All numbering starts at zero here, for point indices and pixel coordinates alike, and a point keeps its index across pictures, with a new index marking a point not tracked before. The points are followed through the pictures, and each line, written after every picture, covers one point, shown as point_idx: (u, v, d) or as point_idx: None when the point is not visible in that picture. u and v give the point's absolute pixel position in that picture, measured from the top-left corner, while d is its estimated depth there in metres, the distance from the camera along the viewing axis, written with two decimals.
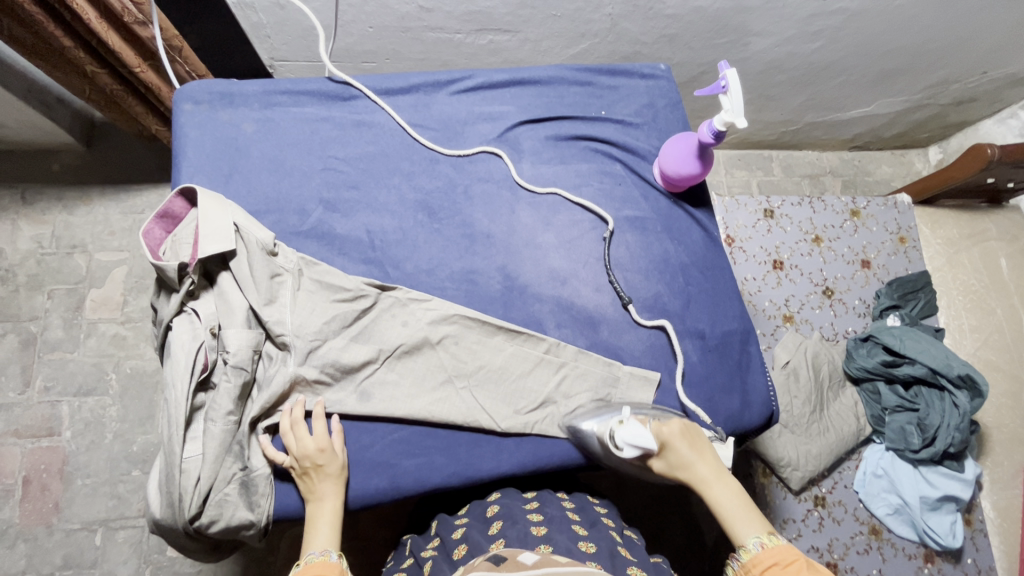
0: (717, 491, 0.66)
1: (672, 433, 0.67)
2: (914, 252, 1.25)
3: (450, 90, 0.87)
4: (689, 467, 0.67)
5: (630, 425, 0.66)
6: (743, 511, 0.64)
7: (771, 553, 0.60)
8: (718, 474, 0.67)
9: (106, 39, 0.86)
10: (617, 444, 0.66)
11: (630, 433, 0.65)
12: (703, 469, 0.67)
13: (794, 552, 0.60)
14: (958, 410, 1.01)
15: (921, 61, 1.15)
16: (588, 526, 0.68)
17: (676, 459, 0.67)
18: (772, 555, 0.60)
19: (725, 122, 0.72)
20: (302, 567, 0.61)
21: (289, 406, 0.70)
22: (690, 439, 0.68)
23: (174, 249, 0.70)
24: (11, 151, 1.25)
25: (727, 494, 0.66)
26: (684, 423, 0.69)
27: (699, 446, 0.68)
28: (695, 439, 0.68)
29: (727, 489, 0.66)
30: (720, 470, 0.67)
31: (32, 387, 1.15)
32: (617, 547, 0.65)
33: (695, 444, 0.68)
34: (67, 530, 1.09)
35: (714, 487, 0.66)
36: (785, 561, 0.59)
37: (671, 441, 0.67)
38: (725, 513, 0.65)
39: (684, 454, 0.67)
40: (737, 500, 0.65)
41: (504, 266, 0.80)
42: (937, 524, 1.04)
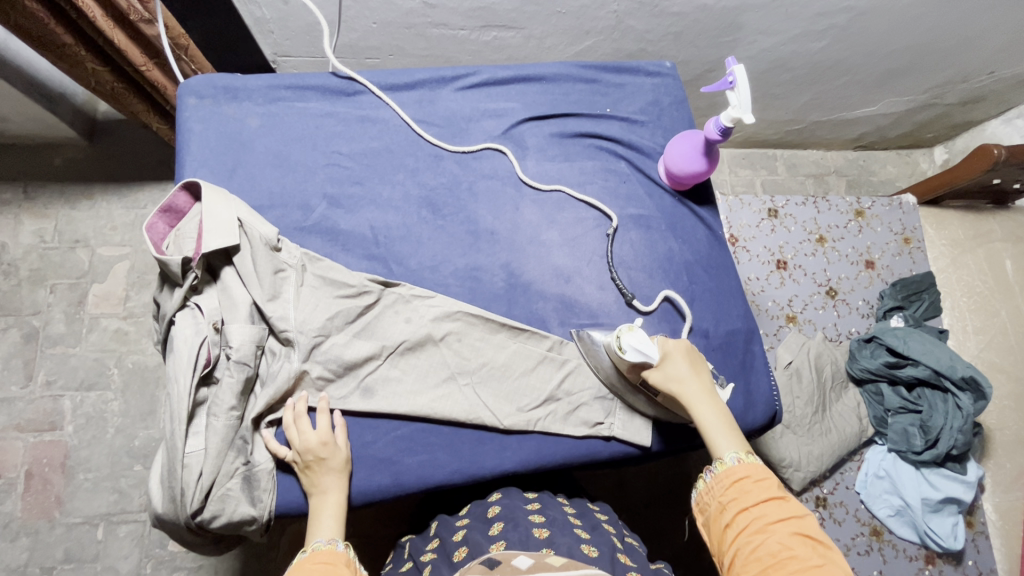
0: (703, 407, 0.67)
1: (674, 348, 0.70)
2: (919, 253, 1.25)
3: (454, 86, 0.87)
4: (682, 382, 0.68)
5: (636, 332, 0.70)
6: (726, 430, 0.66)
7: (746, 467, 0.62)
8: (708, 393, 0.68)
9: (112, 37, 0.85)
10: (621, 347, 0.70)
11: (635, 338, 0.69)
12: (695, 385, 0.68)
13: (765, 471, 0.62)
14: (961, 412, 1.01)
15: (927, 61, 1.14)
16: (590, 529, 0.68)
17: (672, 372, 0.69)
18: (745, 469, 0.62)
19: (732, 118, 0.72)
20: (309, 554, 0.62)
21: (293, 401, 0.69)
22: (690, 360, 0.70)
23: (177, 243, 0.70)
24: (12, 145, 1.24)
25: (712, 412, 0.67)
26: (690, 348, 0.71)
27: (698, 369, 0.70)
28: (695, 362, 0.70)
29: (713, 409, 0.67)
30: (712, 392, 0.68)
31: (34, 381, 1.15)
32: (618, 553, 0.64)
33: (694, 365, 0.70)
34: (68, 524, 1.09)
35: (701, 404, 0.67)
36: (756, 477, 0.61)
37: (672, 354, 0.70)
38: (708, 428, 0.66)
39: (681, 369, 0.69)
40: (721, 417, 0.66)
41: (507, 263, 0.80)
42: (938, 526, 1.04)
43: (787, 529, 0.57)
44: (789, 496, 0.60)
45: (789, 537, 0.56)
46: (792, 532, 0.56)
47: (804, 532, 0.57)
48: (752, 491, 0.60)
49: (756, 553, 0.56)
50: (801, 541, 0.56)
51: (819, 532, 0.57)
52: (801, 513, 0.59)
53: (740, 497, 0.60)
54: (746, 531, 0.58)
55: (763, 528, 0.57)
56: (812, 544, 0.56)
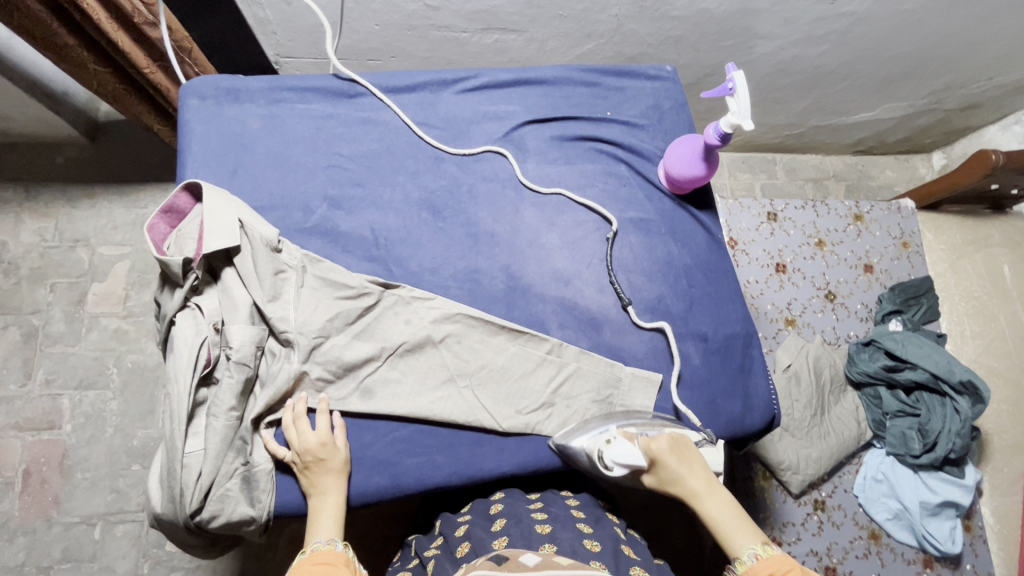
0: (708, 504, 0.63)
1: (661, 449, 0.65)
2: (917, 258, 1.25)
3: (456, 89, 0.87)
4: (679, 482, 0.65)
5: (617, 446, 0.65)
6: (739, 524, 0.62)
7: (767, 565, 0.58)
8: (710, 485, 0.64)
9: (116, 39, 0.85)
10: (606, 463, 0.66)
11: (618, 451, 0.65)
12: (694, 482, 0.64)
13: (790, 562, 0.58)
14: (959, 416, 1.01)
15: (927, 67, 1.15)
16: (592, 523, 0.68)
17: (665, 474, 0.65)
18: (767, 566, 0.57)
19: (731, 124, 0.72)
20: (308, 554, 0.62)
21: (292, 402, 0.70)
22: (679, 452, 0.66)
23: (178, 244, 0.70)
24: (14, 143, 1.25)
25: (719, 506, 0.63)
26: (677, 437, 0.67)
27: (690, 459, 0.66)
28: (685, 452, 0.66)
29: (720, 502, 0.63)
30: (713, 483, 0.65)
31: (34, 379, 1.15)
32: (621, 546, 0.65)
33: (685, 457, 0.65)
34: (66, 523, 1.09)
35: (706, 501, 0.64)
36: (782, 571, 0.57)
37: (660, 456, 0.65)
38: (718, 525, 0.62)
39: (674, 469, 0.65)
40: (730, 511, 0.63)
41: (507, 266, 0.80)
42: (936, 530, 1.04)
43: None
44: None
45: None
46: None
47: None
48: None
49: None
50: None
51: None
52: None
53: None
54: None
55: None
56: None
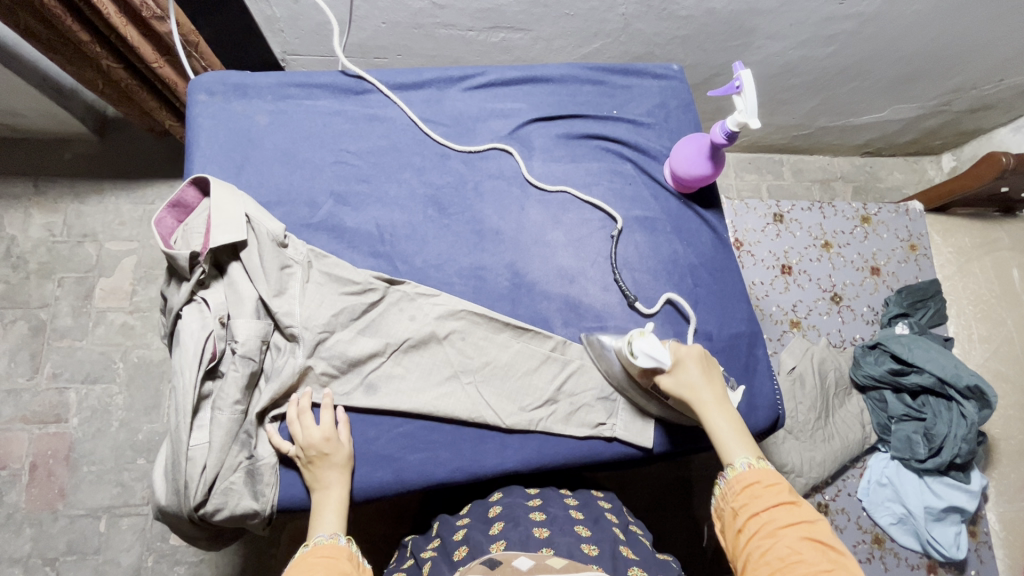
0: (715, 414, 0.68)
1: (688, 354, 0.70)
2: (925, 260, 1.24)
3: (462, 86, 0.87)
4: (695, 389, 0.69)
5: (649, 338, 0.69)
6: (738, 436, 0.66)
7: (757, 473, 0.63)
8: (722, 401, 0.69)
9: (124, 33, 0.86)
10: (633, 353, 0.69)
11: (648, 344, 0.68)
12: (708, 392, 0.69)
13: (777, 477, 0.63)
14: (965, 420, 1.01)
15: (935, 68, 1.14)
16: (591, 524, 0.68)
17: (685, 378, 0.69)
18: (755, 475, 0.63)
19: (738, 123, 0.72)
20: (311, 548, 0.62)
21: (297, 396, 0.70)
22: (703, 365, 0.70)
23: (185, 238, 0.70)
24: (24, 139, 1.26)
25: (724, 418, 0.67)
26: (706, 355, 0.72)
27: (711, 375, 0.70)
28: (708, 367, 0.70)
29: (726, 415, 0.68)
30: (725, 399, 0.69)
31: (41, 373, 1.16)
32: (619, 548, 0.65)
33: (707, 370, 0.70)
34: (72, 516, 1.10)
35: (714, 411, 0.68)
36: (767, 482, 0.62)
37: (685, 361, 0.70)
38: (720, 433, 0.67)
39: (694, 377, 0.69)
40: (733, 424, 0.67)
41: (512, 262, 0.80)
42: (940, 535, 1.04)
43: (797, 534, 0.57)
44: (800, 501, 0.60)
45: (798, 541, 0.56)
46: (801, 536, 0.57)
47: (814, 536, 0.57)
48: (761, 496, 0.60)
49: (766, 557, 0.57)
50: (811, 546, 0.56)
51: (830, 537, 0.57)
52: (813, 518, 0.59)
53: (750, 501, 0.61)
54: (756, 536, 0.59)
55: (772, 533, 0.58)
56: (821, 547, 0.56)
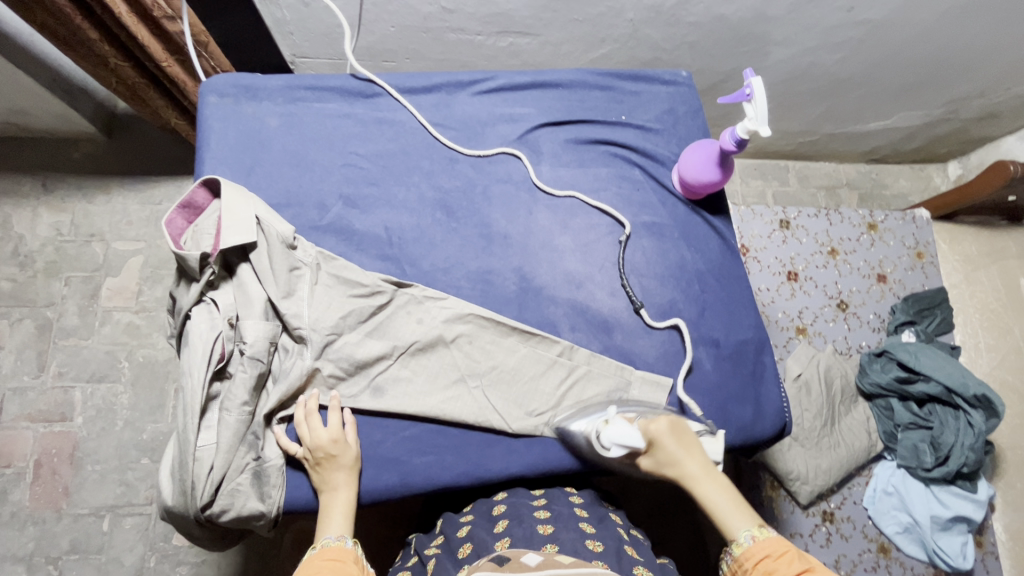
0: (705, 487, 0.67)
1: (660, 431, 0.68)
2: (931, 268, 1.24)
3: (472, 90, 0.87)
4: (677, 465, 0.68)
5: (616, 425, 0.68)
6: (735, 507, 0.66)
7: (762, 546, 0.62)
8: (708, 471, 0.68)
9: (135, 32, 0.86)
10: (605, 443, 0.68)
11: (617, 432, 0.67)
12: (692, 467, 0.68)
13: (785, 544, 0.62)
14: (973, 430, 1.01)
15: (943, 76, 1.14)
16: (595, 522, 0.68)
17: (665, 458, 0.68)
18: (763, 548, 0.62)
19: (748, 130, 0.72)
20: (318, 551, 0.62)
21: (304, 398, 0.70)
22: (679, 438, 0.69)
23: (195, 239, 0.70)
24: (32, 138, 1.27)
25: (716, 490, 0.67)
26: (676, 421, 0.70)
27: (688, 444, 0.69)
28: (684, 437, 0.69)
29: (716, 485, 0.67)
30: (709, 468, 0.68)
31: (47, 371, 1.16)
32: (624, 547, 0.65)
33: (685, 442, 0.69)
34: (76, 514, 1.10)
35: (703, 484, 0.67)
36: (777, 552, 0.61)
37: (659, 439, 0.68)
38: (715, 507, 0.66)
39: (673, 453, 0.68)
40: (726, 495, 0.67)
41: (519, 267, 0.80)
42: (947, 545, 1.03)
43: None
44: (814, 566, 0.59)
45: None
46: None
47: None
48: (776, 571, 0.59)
49: None
50: None
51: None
52: None
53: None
54: None
55: None
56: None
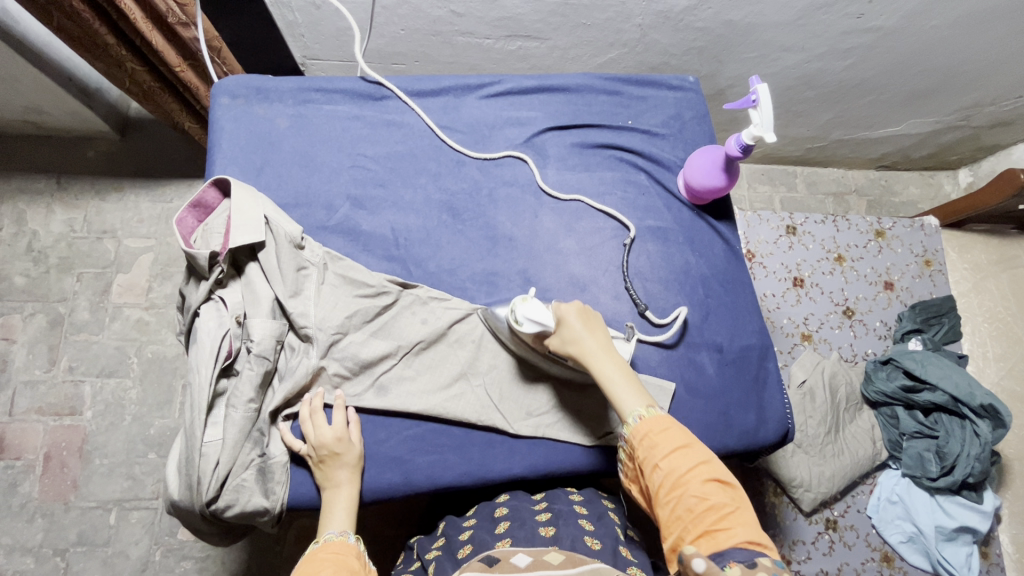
0: (602, 364, 0.66)
1: (569, 310, 0.69)
2: (940, 276, 1.23)
3: (480, 94, 0.88)
4: (578, 342, 0.67)
5: (528, 302, 0.69)
6: (628, 385, 0.65)
7: (648, 423, 0.62)
8: (608, 350, 0.67)
9: (150, 38, 0.88)
10: (517, 319, 0.69)
11: (529, 309, 0.69)
12: (592, 344, 0.67)
13: (669, 420, 0.62)
14: (979, 440, 0.99)
15: (953, 83, 1.14)
16: (595, 519, 0.69)
17: (569, 335, 0.68)
18: (648, 425, 0.62)
19: (754, 136, 0.72)
20: (321, 545, 0.63)
21: (310, 396, 0.71)
22: (585, 319, 0.69)
23: (205, 238, 0.72)
24: (47, 136, 1.29)
25: (613, 367, 0.66)
26: (588, 309, 0.71)
27: (593, 325, 0.69)
28: (590, 319, 0.69)
29: (612, 362, 0.66)
30: (610, 347, 0.68)
31: (58, 365, 1.18)
32: (620, 546, 0.65)
33: (589, 323, 0.69)
34: (83, 507, 1.12)
35: (601, 360, 0.66)
36: (660, 429, 0.61)
37: (566, 317, 0.69)
38: (609, 383, 0.65)
39: (576, 330, 0.68)
40: (622, 372, 0.66)
41: (524, 269, 0.80)
42: (951, 555, 1.03)
43: (700, 479, 0.58)
44: (696, 443, 0.60)
45: (703, 486, 0.57)
46: (703, 481, 0.57)
47: (714, 476, 0.58)
48: (659, 447, 0.60)
49: (677, 510, 0.57)
50: (714, 488, 0.57)
51: (728, 472, 0.59)
52: (708, 457, 0.60)
53: (649, 453, 0.61)
54: (663, 489, 0.58)
55: (677, 483, 0.58)
56: (724, 489, 0.57)
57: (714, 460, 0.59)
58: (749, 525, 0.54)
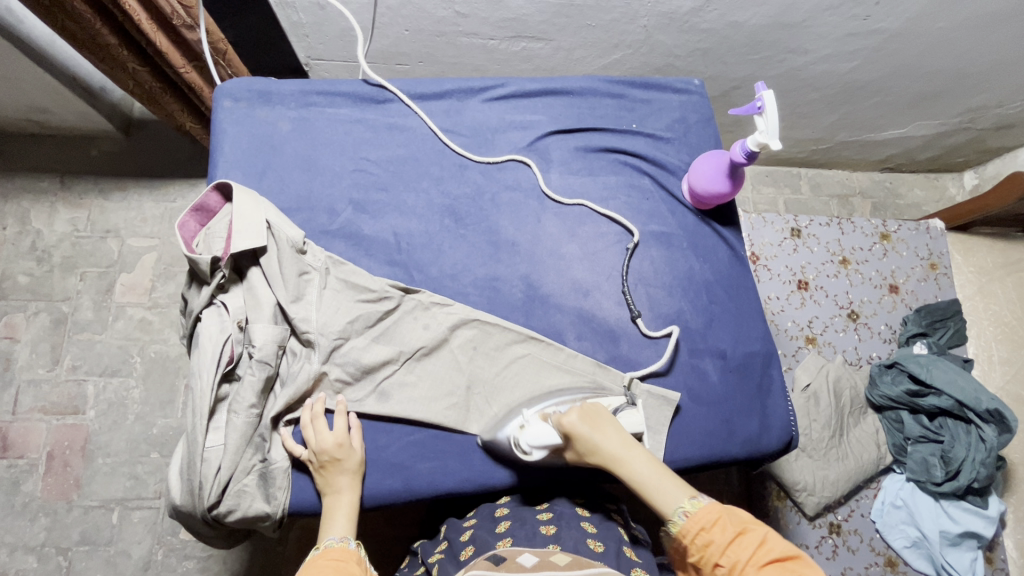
0: (628, 465, 0.65)
1: (573, 421, 0.67)
2: (945, 279, 1.22)
3: (483, 97, 0.88)
4: (596, 450, 0.66)
5: (529, 427, 0.69)
6: (661, 479, 0.64)
7: (696, 520, 0.60)
8: (627, 448, 0.66)
9: (154, 40, 0.88)
10: (526, 448, 0.69)
11: (533, 435, 0.68)
12: (611, 447, 0.66)
13: (717, 510, 0.60)
14: (985, 445, 0.99)
15: (960, 85, 1.12)
16: (597, 522, 0.69)
17: (584, 446, 0.66)
18: (697, 522, 0.60)
19: (759, 143, 0.72)
20: (321, 551, 0.63)
21: (311, 401, 0.71)
22: (591, 421, 0.67)
23: (207, 242, 0.71)
24: (50, 135, 1.29)
25: (639, 464, 0.65)
26: (591, 408, 0.69)
27: (602, 426, 0.67)
28: (596, 419, 0.67)
29: (638, 459, 0.65)
30: (628, 442, 0.66)
31: (61, 365, 1.18)
32: (623, 548, 0.65)
33: (597, 425, 0.67)
34: (86, 506, 1.12)
35: (626, 461, 0.65)
36: (710, 522, 0.59)
37: (573, 429, 0.67)
38: (644, 484, 0.64)
39: (589, 439, 0.66)
40: (651, 467, 0.65)
41: (527, 274, 0.80)
42: (956, 560, 1.02)
43: (761, 565, 0.56)
44: (747, 526, 0.58)
45: (765, 571, 0.55)
46: (763, 566, 0.56)
47: (773, 557, 0.56)
48: (713, 543, 0.58)
49: None
50: (776, 570, 0.55)
51: (786, 547, 0.57)
52: (764, 537, 0.58)
53: (705, 552, 0.59)
54: None
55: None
56: (786, 565, 0.55)
57: (769, 539, 0.57)
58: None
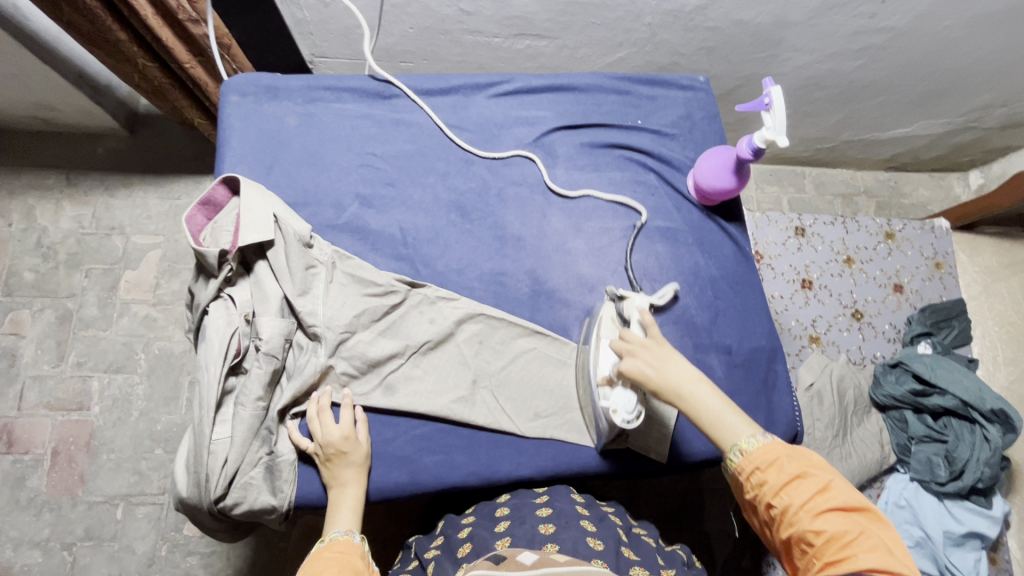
0: (693, 396, 0.65)
1: (641, 363, 0.65)
2: (950, 279, 1.22)
3: (489, 93, 0.88)
4: (665, 387, 0.64)
5: (615, 399, 0.65)
6: (725, 408, 0.64)
7: (752, 459, 0.61)
8: (691, 380, 0.65)
9: (160, 34, 0.88)
10: (627, 415, 0.65)
11: (619, 401, 0.65)
12: (676, 382, 0.65)
13: (776, 451, 0.61)
14: (989, 444, 1.00)
15: (966, 84, 1.12)
16: (596, 521, 0.68)
17: (655, 383, 0.64)
18: (753, 461, 0.61)
19: (765, 139, 0.72)
20: (327, 543, 0.64)
21: (317, 394, 0.71)
22: (654, 358, 0.65)
23: (214, 236, 0.72)
24: (57, 133, 1.29)
25: (704, 396, 0.65)
26: (650, 345, 0.66)
27: (665, 362, 0.66)
28: (657, 355, 0.66)
29: (702, 390, 0.65)
30: (690, 374, 0.66)
31: (66, 361, 1.19)
32: (622, 547, 0.66)
33: (659, 361, 0.65)
34: (90, 502, 1.13)
35: (692, 394, 0.65)
36: (768, 463, 0.61)
37: (642, 371, 0.64)
38: (711, 415, 0.64)
39: (655, 376, 0.64)
40: (715, 396, 0.65)
41: (532, 269, 0.80)
42: (959, 560, 1.01)
43: (818, 510, 0.57)
44: (808, 471, 0.59)
45: (820, 518, 0.57)
46: (818, 514, 0.57)
47: (832, 505, 0.57)
48: (769, 483, 0.60)
49: (798, 544, 0.58)
50: (833, 518, 0.57)
51: (850, 497, 0.58)
52: (826, 484, 0.59)
53: (759, 490, 0.61)
54: (781, 525, 0.59)
55: (794, 519, 0.58)
56: (845, 515, 0.57)
57: (831, 487, 0.58)
58: (876, 551, 0.54)
